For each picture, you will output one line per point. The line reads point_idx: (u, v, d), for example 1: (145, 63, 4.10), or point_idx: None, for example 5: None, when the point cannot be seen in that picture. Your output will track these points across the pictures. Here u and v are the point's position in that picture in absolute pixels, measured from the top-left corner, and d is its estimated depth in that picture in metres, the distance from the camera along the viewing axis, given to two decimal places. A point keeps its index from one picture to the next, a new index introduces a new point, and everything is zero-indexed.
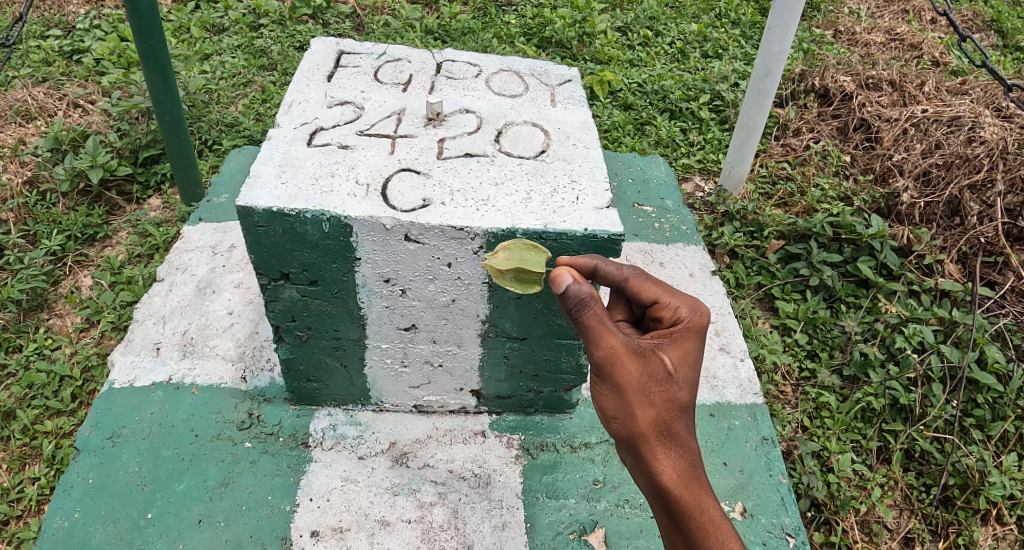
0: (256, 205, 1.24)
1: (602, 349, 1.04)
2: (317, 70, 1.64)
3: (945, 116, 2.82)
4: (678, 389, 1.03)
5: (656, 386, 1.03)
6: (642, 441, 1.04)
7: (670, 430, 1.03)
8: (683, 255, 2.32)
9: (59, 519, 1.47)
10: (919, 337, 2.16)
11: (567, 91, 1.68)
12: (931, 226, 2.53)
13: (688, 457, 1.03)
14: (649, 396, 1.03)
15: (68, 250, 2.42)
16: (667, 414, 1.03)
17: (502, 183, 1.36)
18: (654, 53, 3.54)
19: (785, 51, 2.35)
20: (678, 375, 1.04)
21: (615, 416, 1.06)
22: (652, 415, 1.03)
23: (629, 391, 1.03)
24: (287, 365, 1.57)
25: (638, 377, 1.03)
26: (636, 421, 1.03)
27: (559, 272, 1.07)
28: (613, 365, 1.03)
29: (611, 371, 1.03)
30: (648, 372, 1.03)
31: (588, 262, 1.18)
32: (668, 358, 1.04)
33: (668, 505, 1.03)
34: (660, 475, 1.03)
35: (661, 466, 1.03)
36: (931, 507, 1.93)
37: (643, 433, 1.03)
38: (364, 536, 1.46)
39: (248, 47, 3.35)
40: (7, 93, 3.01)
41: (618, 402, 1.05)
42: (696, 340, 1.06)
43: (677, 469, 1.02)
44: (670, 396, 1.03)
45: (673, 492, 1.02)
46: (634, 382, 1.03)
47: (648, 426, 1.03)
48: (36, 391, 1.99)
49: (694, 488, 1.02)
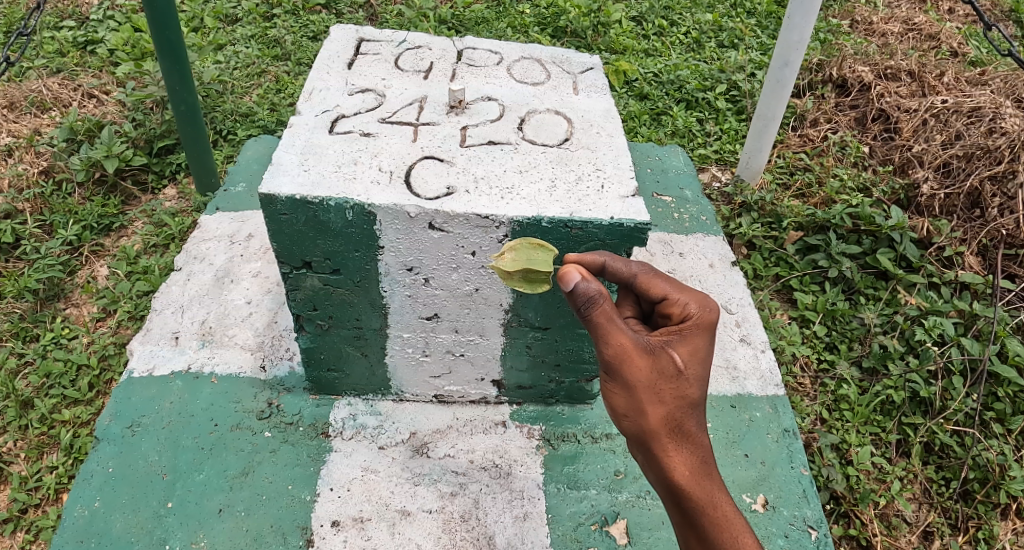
0: (279, 193, 1.23)
1: (611, 347, 1.02)
2: (337, 58, 1.63)
3: (965, 107, 2.78)
4: (689, 386, 1.02)
5: (667, 383, 1.02)
6: (653, 439, 1.03)
7: (681, 427, 1.03)
8: (702, 246, 2.29)
9: (80, 507, 1.48)
10: (940, 330, 2.14)
11: (589, 78, 1.66)
12: (950, 218, 2.50)
13: (699, 453, 1.03)
14: (661, 394, 1.02)
15: (84, 240, 2.43)
16: (678, 412, 1.02)
17: (526, 171, 1.35)
18: (669, 43, 3.52)
19: (805, 41, 2.31)
20: (688, 371, 1.03)
21: (625, 414, 1.05)
22: (662, 413, 1.02)
23: (641, 389, 1.02)
24: (308, 354, 1.56)
25: (649, 375, 1.01)
26: (647, 419, 1.02)
27: (566, 270, 1.04)
28: (624, 363, 1.02)
29: (620, 367, 1.02)
30: (658, 369, 1.02)
31: (596, 258, 1.15)
32: (678, 356, 1.03)
33: (680, 502, 1.02)
34: (671, 473, 1.02)
35: (673, 463, 1.02)
36: (951, 501, 1.92)
37: (654, 431, 1.02)
38: (385, 526, 1.46)
39: (262, 37, 3.34)
40: (22, 83, 3.01)
41: (629, 401, 1.03)
42: (705, 336, 1.06)
43: (690, 466, 1.02)
44: (681, 393, 1.02)
45: (685, 489, 1.01)
46: (644, 381, 1.02)
47: (659, 423, 1.02)
48: (54, 380, 2.00)
49: (704, 482, 1.01)
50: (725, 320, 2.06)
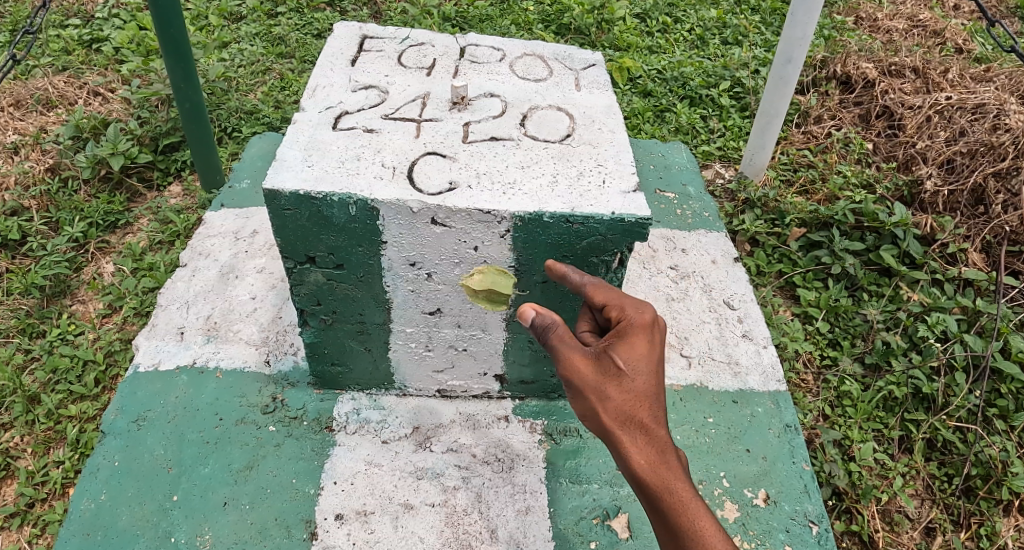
0: (283, 188, 1.24)
1: (561, 364, 1.11)
2: (340, 55, 1.64)
3: (970, 104, 2.78)
4: (632, 382, 1.04)
5: (611, 382, 1.05)
6: (611, 438, 1.06)
7: (633, 422, 1.04)
8: (705, 242, 2.28)
9: (86, 500, 1.49)
10: (943, 326, 2.15)
11: (591, 75, 1.67)
12: (954, 215, 2.50)
13: (657, 446, 1.03)
14: (606, 393, 1.05)
15: (89, 237, 2.45)
16: (629, 409, 1.04)
17: (528, 166, 1.35)
18: (673, 40, 3.52)
19: (807, 37, 2.31)
20: (630, 368, 1.05)
21: (584, 416, 1.10)
22: (610, 409, 1.05)
23: (589, 392, 1.07)
24: (311, 349, 1.57)
25: (593, 376, 1.07)
26: (601, 419, 1.06)
27: (522, 308, 1.20)
28: (571, 373, 1.09)
29: (568, 369, 1.10)
30: (601, 368, 1.07)
31: (560, 274, 1.27)
32: (618, 355, 1.06)
33: (644, 497, 1.03)
34: (629, 466, 1.04)
35: (631, 458, 1.04)
36: (953, 498, 1.92)
37: (610, 430, 1.06)
38: (389, 519, 1.47)
39: (267, 34, 3.36)
40: (28, 82, 3.03)
41: (584, 404, 1.09)
42: (643, 333, 1.08)
43: (645, 458, 1.03)
44: (625, 389, 1.04)
45: (645, 483, 1.02)
46: (590, 381, 1.07)
47: (609, 419, 1.05)
48: (60, 376, 2.02)
49: (662, 471, 1.02)
50: (727, 316, 2.03)
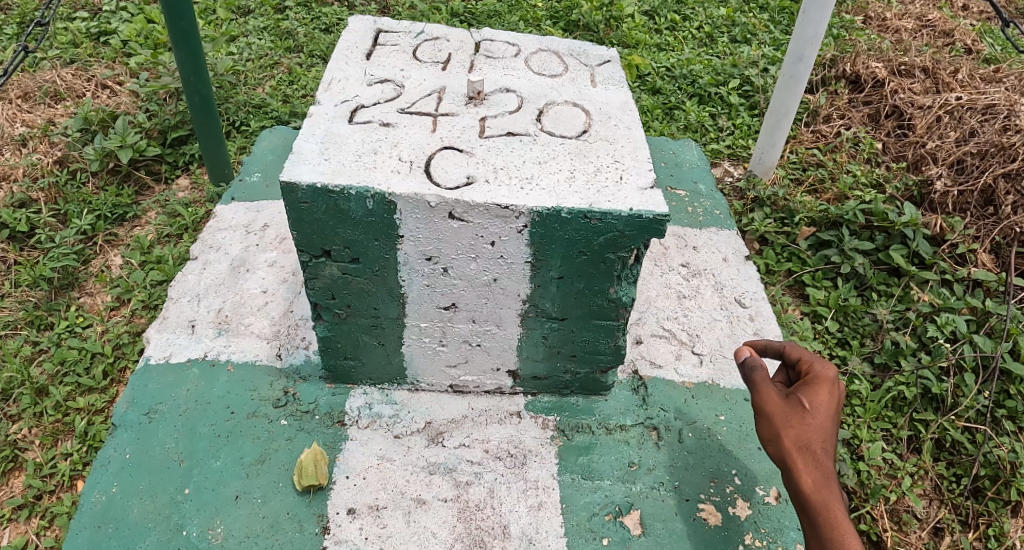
0: (300, 181, 1.24)
1: (757, 395, 1.26)
2: (355, 49, 1.63)
3: (980, 104, 2.77)
4: (815, 419, 1.19)
5: (795, 416, 1.20)
6: (785, 462, 1.19)
7: (810, 452, 1.17)
8: (716, 240, 2.27)
9: (97, 493, 1.49)
10: (952, 327, 2.14)
11: (607, 71, 1.66)
12: (963, 215, 2.50)
13: (825, 475, 1.15)
14: (789, 422, 1.20)
15: (98, 230, 2.45)
16: (807, 440, 1.18)
17: (545, 162, 1.35)
18: (682, 38, 3.52)
19: (819, 36, 2.30)
20: (816, 409, 1.20)
21: (766, 440, 1.23)
22: (791, 435, 1.19)
23: (775, 421, 1.22)
24: (324, 343, 1.57)
25: (779, 409, 1.22)
26: (779, 443, 1.20)
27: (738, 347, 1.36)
28: (763, 403, 1.25)
29: (758, 401, 1.26)
30: (789, 405, 1.22)
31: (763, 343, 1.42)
32: (806, 396, 1.22)
33: (807, 515, 1.15)
34: (798, 484, 1.16)
35: (800, 480, 1.16)
36: (961, 498, 1.92)
37: (786, 455, 1.19)
38: (401, 514, 1.47)
39: (275, 28, 3.36)
40: (36, 74, 3.03)
41: (767, 431, 1.23)
42: (834, 386, 1.23)
43: (813, 481, 1.15)
44: (806, 423, 1.19)
45: (809, 501, 1.14)
46: (774, 413, 1.23)
47: (788, 444, 1.19)
48: (68, 368, 2.02)
49: (825, 492, 1.14)
50: (739, 314, 2.02)
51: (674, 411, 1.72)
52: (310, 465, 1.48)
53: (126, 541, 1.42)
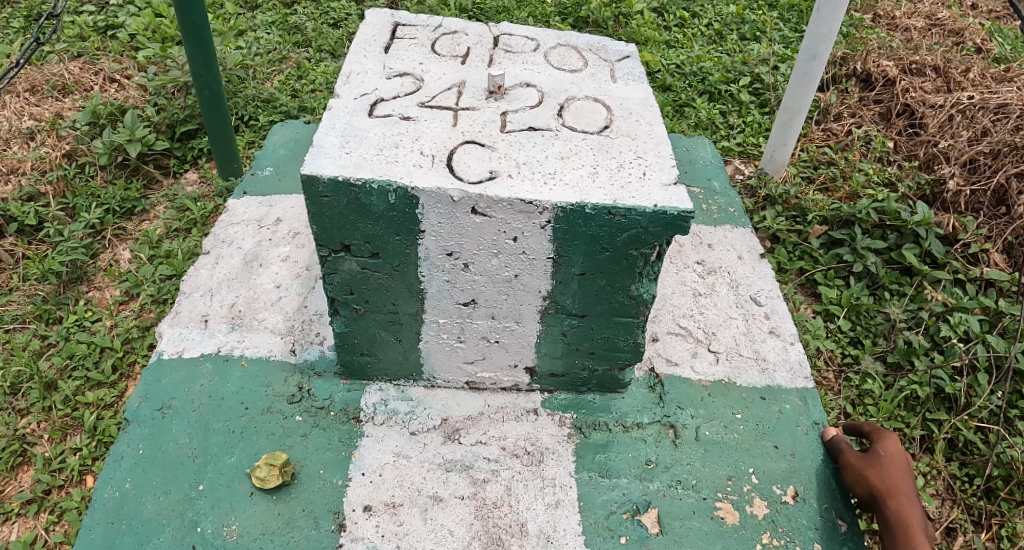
0: (321, 175, 1.23)
1: (841, 452, 1.61)
2: (373, 42, 1.62)
3: (992, 104, 2.76)
4: (892, 463, 1.55)
5: (878, 462, 1.55)
6: (875, 497, 1.51)
7: (896, 488, 1.51)
8: (730, 237, 2.26)
9: (110, 488, 1.48)
10: (965, 327, 2.13)
11: (626, 66, 1.65)
12: (976, 215, 2.49)
13: (907, 502, 1.50)
14: (875, 466, 1.54)
15: (106, 224, 2.43)
16: (891, 477, 1.52)
17: (568, 157, 1.34)
18: (691, 35, 3.50)
19: (834, 33, 2.29)
20: (892, 455, 1.56)
21: (854, 484, 1.55)
22: (878, 476, 1.52)
23: (863, 467, 1.55)
24: (341, 339, 1.56)
25: (863, 459, 1.56)
26: (871, 482, 1.52)
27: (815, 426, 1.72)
28: (849, 457, 1.58)
29: (841, 454, 1.60)
30: (869, 455, 1.57)
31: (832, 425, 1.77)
32: (880, 446, 1.58)
33: (897, 533, 1.47)
34: (892, 511, 1.49)
35: (890, 508, 1.49)
36: (974, 498, 1.91)
37: (876, 490, 1.51)
38: (418, 511, 1.46)
39: (283, 23, 3.34)
40: (43, 68, 3.01)
41: (852, 475, 1.55)
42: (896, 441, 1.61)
43: (899, 508, 1.49)
44: (889, 466, 1.54)
45: (898, 524, 1.47)
46: (856, 461, 1.57)
47: (875, 479, 1.52)
48: (77, 362, 2.01)
49: (913, 513, 1.48)
50: (754, 312, 2.01)
51: (690, 409, 1.71)
52: (272, 458, 1.50)
53: (141, 538, 1.41)
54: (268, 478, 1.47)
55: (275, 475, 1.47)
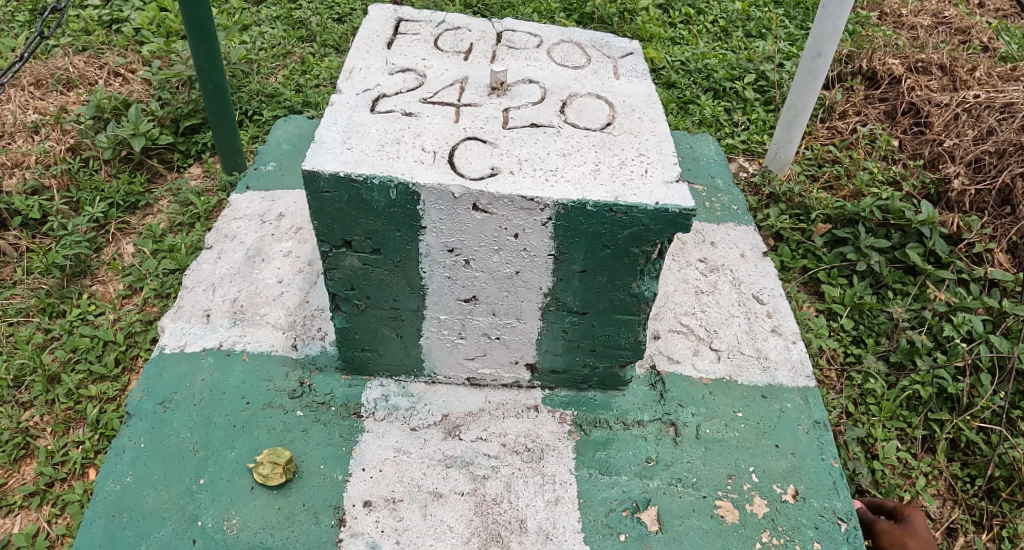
0: (322, 170, 1.22)
1: (875, 523, 1.65)
2: (376, 37, 1.62)
3: (998, 103, 2.75)
4: (924, 528, 1.61)
5: (910, 528, 1.61)
6: None
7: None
8: (733, 235, 2.26)
9: (111, 482, 1.49)
10: (968, 327, 2.12)
11: (630, 63, 1.64)
12: (980, 215, 2.47)
13: None
14: (909, 532, 1.60)
15: (110, 218, 2.44)
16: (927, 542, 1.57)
17: (569, 154, 1.33)
18: (696, 32, 3.49)
19: (839, 31, 2.28)
20: (920, 522, 1.63)
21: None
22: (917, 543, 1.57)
23: (899, 533, 1.60)
24: (342, 334, 1.56)
25: (898, 527, 1.62)
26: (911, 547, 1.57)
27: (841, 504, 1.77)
28: (884, 527, 1.63)
29: (876, 524, 1.65)
30: (902, 524, 1.63)
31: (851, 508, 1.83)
32: (909, 515, 1.65)
33: None
34: None
35: None
36: (975, 499, 1.91)
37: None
38: (417, 507, 1.46)
39: (287, 18, 3.34)
40: (48, 61, 3.02)
41: (891, 542, 1.59)
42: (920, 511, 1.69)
43: None
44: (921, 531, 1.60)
45: None
46: (891, 528, 1.62)
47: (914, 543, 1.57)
48: (80, 355, 2.02)
49: None
50: (756, 310, 2.00)
51: (691, 407, 1.71)
52: (275, 454, 1.50)
53: (142, 531, 1.41)
54: (270, 475, 1.47)
55: (278, 473, 1.47)
